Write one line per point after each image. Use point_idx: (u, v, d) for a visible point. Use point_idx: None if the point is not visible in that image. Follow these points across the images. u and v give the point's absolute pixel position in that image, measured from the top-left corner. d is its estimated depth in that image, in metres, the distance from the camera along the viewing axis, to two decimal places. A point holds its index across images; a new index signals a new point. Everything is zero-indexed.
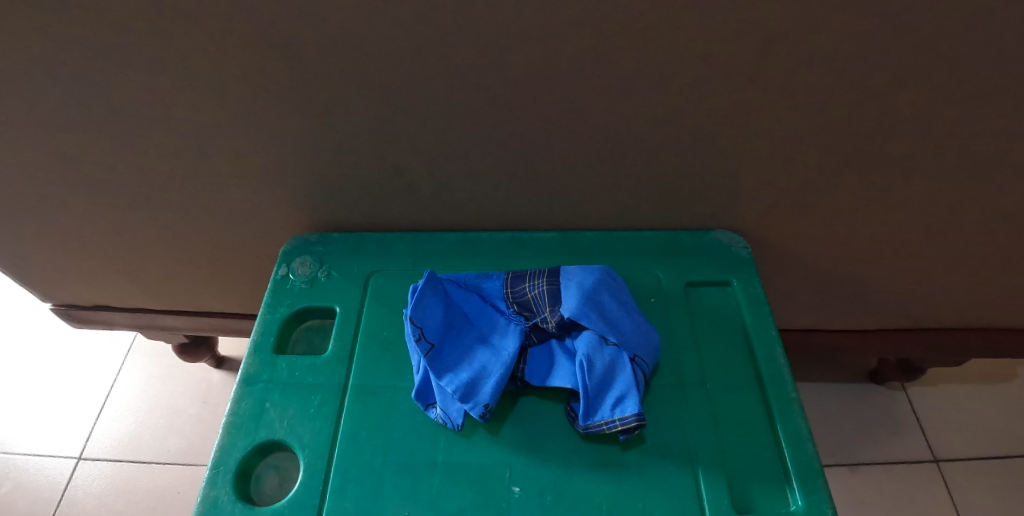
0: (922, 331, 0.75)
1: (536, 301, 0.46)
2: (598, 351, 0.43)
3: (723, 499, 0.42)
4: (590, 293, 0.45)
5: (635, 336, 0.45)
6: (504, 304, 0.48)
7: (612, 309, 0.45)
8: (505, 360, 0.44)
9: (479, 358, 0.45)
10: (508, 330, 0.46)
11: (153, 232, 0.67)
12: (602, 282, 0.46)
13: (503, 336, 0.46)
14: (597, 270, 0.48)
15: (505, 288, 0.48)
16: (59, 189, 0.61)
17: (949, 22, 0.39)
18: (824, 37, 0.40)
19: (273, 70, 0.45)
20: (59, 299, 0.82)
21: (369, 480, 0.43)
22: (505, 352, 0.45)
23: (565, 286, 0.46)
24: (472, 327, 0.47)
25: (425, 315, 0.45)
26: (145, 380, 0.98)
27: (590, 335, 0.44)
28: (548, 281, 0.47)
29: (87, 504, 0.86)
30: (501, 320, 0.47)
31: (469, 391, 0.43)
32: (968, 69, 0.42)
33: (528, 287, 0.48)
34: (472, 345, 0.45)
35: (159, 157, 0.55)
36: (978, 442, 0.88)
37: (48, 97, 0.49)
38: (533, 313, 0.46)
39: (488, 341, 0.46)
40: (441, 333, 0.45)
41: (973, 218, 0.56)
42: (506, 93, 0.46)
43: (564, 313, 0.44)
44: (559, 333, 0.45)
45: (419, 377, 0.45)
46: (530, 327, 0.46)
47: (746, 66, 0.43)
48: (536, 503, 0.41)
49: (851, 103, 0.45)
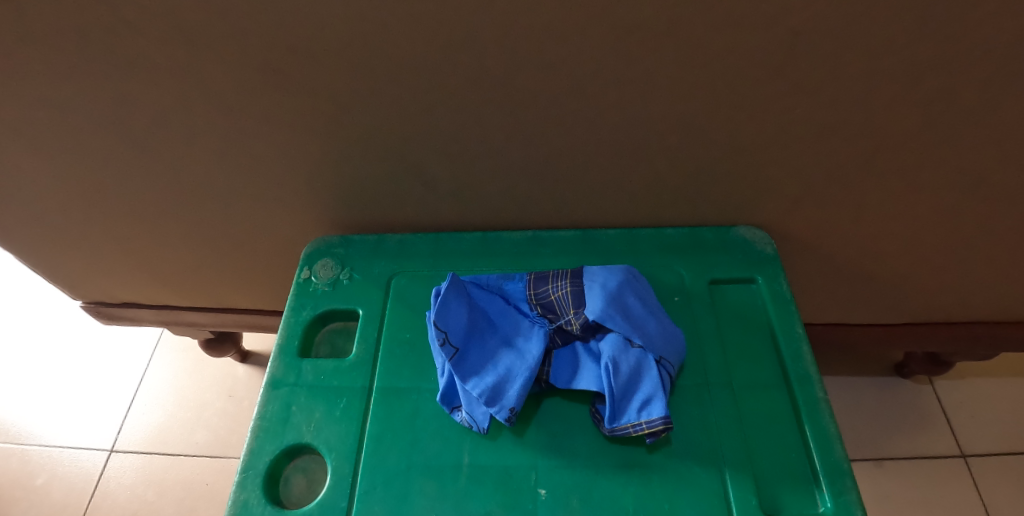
0: (950, 325, 0.74)
1: (559, 303, 0.46)
2: (623, 352, 0.43)
3: (751, 502, 0.41)
4: (614, 295, 0.45)
5: (662, 338, 0.44)
6: (527, 306, 0.48)
7: (636, 310, 0.45)
8: (529, 363, 0.44)
9: (503, 361, 0.45)
10: (532, 332, 0.46)
11: (177, 230, 0.68)
12: (627, 283, 0.46)
13: (527, 339, 0.46)
14: (621, 271, 0.47)
15: (528, 289, 0.48)
16: (85, 189, 0.62)
17: (987, 12, 0.37)
18: (860, 25, 0.39)
19: (293, 72, 0.45)
20: (89, 296, 0.84)
21: (396, 482, 0.43)
22: (529, 355, 0.44)
23: (589, 288, 0.46)
24: (496, 330, 0.47)
25: (448, 319, 0.45)
26: (172, 374, 1.00)
27: (614, 335, 0.44)
28: (571, 282, 0.47)
29: (119, 495, 0.89)
30: (524, 322, 0.47)
31: (494, 394, 0.43)
32: (1007, 61, 0.40)
33: (551, 288, 0.47)
34: (496, 348, 0.45)
35: (182, 157, 0.56)
36: (1007, 437, 0.86)
37: (75, 100, 0.50)
38: (556, 315, 0.46)
39: (512, 343, 0.46)
40: (465, 337, 0.45)
41: (1010, 210, 0.54)
42: (526, 91, 0.45)
43: (589, 315, 0.44)
44: (582, 334, 0.45)
45: (445, 380, 0.45)
46: (554, 329, 0.46)
47: (772, 61, 0.42)
48: (562, 506, 0.41)
49: (883, 94, 0.44)
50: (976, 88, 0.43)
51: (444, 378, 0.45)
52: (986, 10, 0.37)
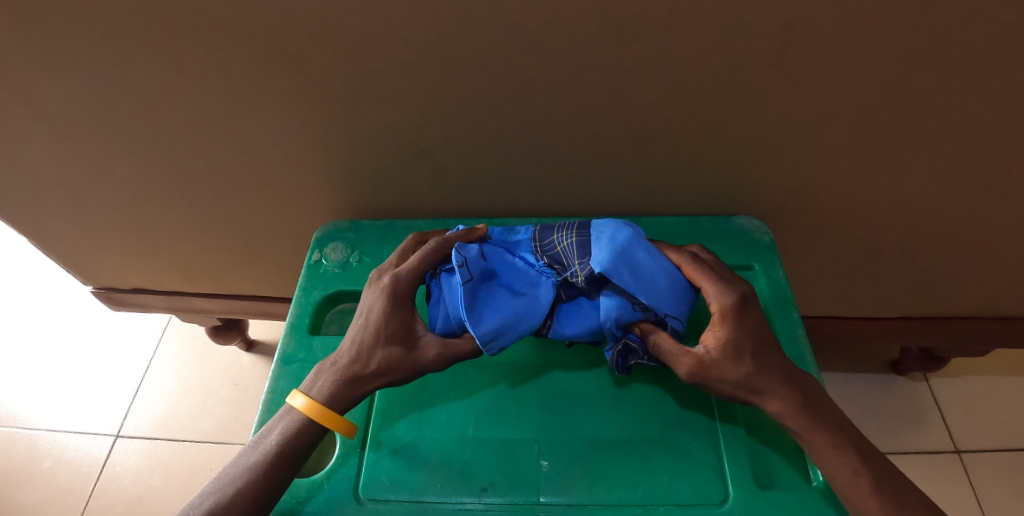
0: (945, 319, 0.75)
1: (565, 253, 0.45)
2: (621, 310, 0.43)
3: (746, 474, 0.41)
4: (622, 248, 0.43)
5: (670, 295, 0.43)
6: (533, 257, 0.47)
7: (645, 264, 0.43)
8: (536, 314, 0.43)
9: (510, 305, 0.44)
10: (539, 281, 0.45)
11: (188, 216, 0.69)
12: (634, 238, 0.45)
13: (535, 287, 0.45)
14: (628, 227, 0.46)
15: (533, 240, 0.47)
16: (98, 175, 0.63)
17: (968, 11, 0.39)
18: (863, 14, 0.40)
19: (304, 62, 0.47)
20: (100, 282, 0.85)
21: (404, 453, 0.43)
22: (537, 304, 0.44)
23: (596, 240, 0.44)
24: (498, 278, 0.45)
25: (464, 248, 0.44)
26: (178, 361, 1.02)
27: (616, 292, 0.43)
28: (577, 232, 0.45)
29: (124, 479, 0.90)
30: (530, 271, 0.46)
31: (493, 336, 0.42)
32: (988, 57, 0.42)
33: (557, 239, 0.46)
34: (503, 292, 0.44)
35: (195, 143, 0.57)
36: (1001, 434, 0.87)
37: (94, 87, 0.52)
38: (563, 265, 0.45)
39: (517, 290, 0.45)
40: (481, 271, 0.44)
41: (998, 206, 0.56)
42: (530, 81, 0.47)
43: (595, 267, 0.42)
44: (587, 288, 0.44)
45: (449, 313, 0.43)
46: (559, 282, 0.44)
47: (766, 55, 0.43)
48: (564, 477, 0.41)
49: (873, 89, 0.46)
50: (976, 77, 0.44)
51: (451, 308, 0.43)
52: (967, 9, 0.39)
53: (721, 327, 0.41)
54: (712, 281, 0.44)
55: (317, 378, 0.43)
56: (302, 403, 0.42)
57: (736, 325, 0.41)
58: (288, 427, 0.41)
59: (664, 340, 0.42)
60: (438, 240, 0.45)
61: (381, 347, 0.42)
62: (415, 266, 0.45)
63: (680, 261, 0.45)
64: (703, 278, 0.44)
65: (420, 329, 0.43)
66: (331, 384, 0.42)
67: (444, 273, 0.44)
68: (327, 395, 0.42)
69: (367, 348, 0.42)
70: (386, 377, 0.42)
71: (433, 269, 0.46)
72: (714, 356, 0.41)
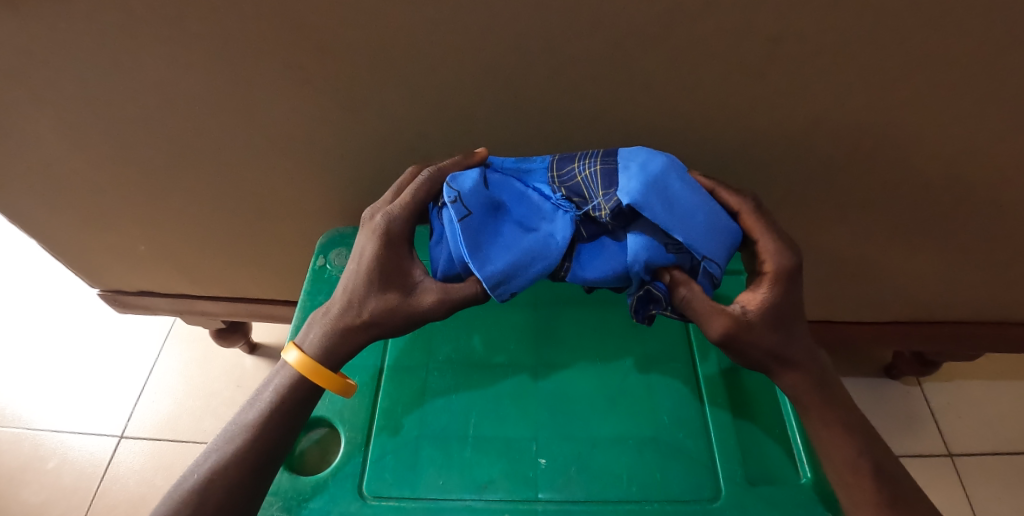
0: (935, 323, 0.77)
1: (586, 185, 0.41)
2: (650, 253, 0.38)
3: (737, 472, 0.43)
4: (654, 178, 0.39)
5: (706, 233, 0.39)
6: (550, 190, 0.43)
7: (679, 196, 0.39)
8: (551, 255, 0.41)
9: (523, 243, 0.41)
10: (556, 217, 0.42)
11: (195, 220, 0.71)
12: (668, 166, 0.40)
13: (551, 224, 0.42)
14: (663, 153, 0.41)
15: (550, 171, 0.43)
16: (108, 180, 0.65)
17: (948, 29, 0.41)
18: (853, 28, 0.41)
19: (312, 72, 0.49)
20: (107, 284, 0.87)
21: (406, 452, 0.44)
22: (552, 242, 0.41)
23: (625, 168, 0.39)
24: (509, 213, 0.42)
25: (460, 181, 0.42)
26: (182, 363, 1.03)
27: (645, 231, 0.39)
28: (601, 161, 0.41)
29: (128, 479, 0.92)
30: (546, 206, 0.43)
31: (500, 281, 0.40)
32: (969, 72, 0.44)
33: (577, 169, 0.42)
34: (515, 231, 0.42)
35: (204, 150, 0.59)
36: (993, 438, 0.89)
37: (106, 96, 0.53)
38: (584, 198, 0.41)
39: (533, 227, 0.42)
40: (480, 205, 0.41)
41: (984, 213, 0.58)
42: (530, 91, 0.48)
43: (622, 199, 0.38)
44: (611, 224, 0.40)
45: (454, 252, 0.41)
46: (581, 218, 0.41)
47: (758, 68, 0.45)
48: (561, 475, 0.43)
49: (860, 100, 0.47)
50: (962, 89, 0.45)
51: (453, 248, 0.41)
52: (947, 27, 0.41)
53: (767, 289, 0.40)
54: (771, 237, 0.41)
55: (309, 331, 0.44)
56: (295, 358, 0.43)
57: (783, 290, 0.40)
58: (281, 383, 0.43)
59: (696, 297, 0.39)
60: (433, 170, 0.44)
61: (373, 295, 0.43)
62: (407, 208, 0.43)
63: (740, 209, 0.42)
64: (763, 232, 0.41)
65: (416, 275, 0.43)
66: (326, 334, 0.43)
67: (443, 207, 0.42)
68: (319, 351, 0.43)
69: (359, 298, 0.43)
70: (377, 323, 0.43)
71: (438, 200, 0.43)
72: (752, 318, 0.40)
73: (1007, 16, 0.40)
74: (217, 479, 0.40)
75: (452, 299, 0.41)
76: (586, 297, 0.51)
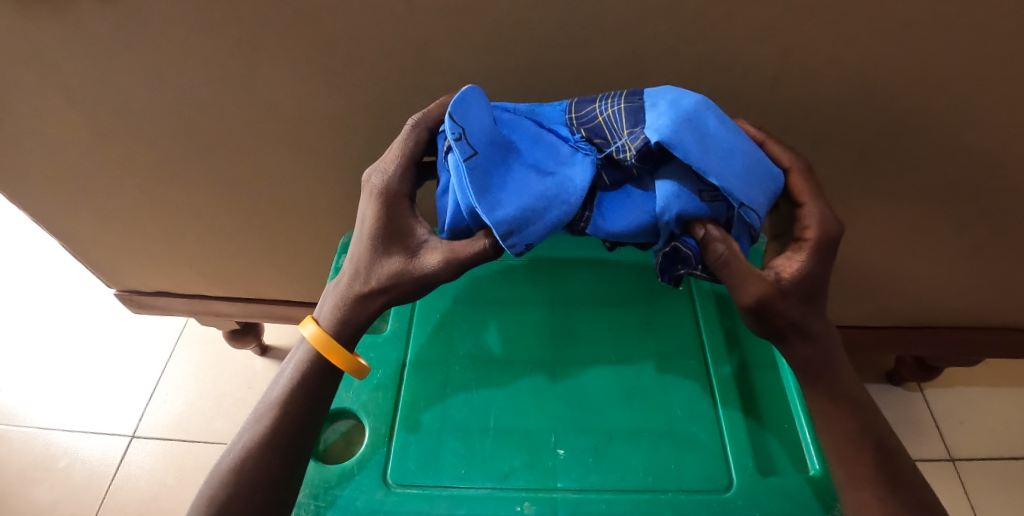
0: (937, 329, 0.79)
1: (609, 125, 0.38)
2: (679, 200, 0.37)
3: (749, 463, 0.44)
4: (685, 115, 0.36)
5: (741, 179, 0.37)
6: (567, 131, 0.41)
7: (711, 135, 0.36)
8: (568, 204, 0.37)
9: (536, 187, 0.38)
10: (575, 159, 0.39)
11: (216, 221, 0.73)
12: (702, 105, 0.37)
13: (568, 167, 0.39)
14: (693, 92, 0.38)
15: (568, 112, 0.41)
16: (134, 181, 0.67)
17: (942, 39, 0.44)
18: (853, 36, 0.44)
19: (341, 76, 0.51)
20: (124, 285, 0.89)
21: (429, 443, 0.45)
22: (570, 185, 0.38)
23: (653, 106, 0.37)
24: (521, 156, 0.39)
25: (466, 116, 0.38)
26: (193, 364, 1.04)
27: (675, 176, 0.37)
28: (625, 100, 0.38)
29: (140, 479, 0.93)
30: (564, 148, 0.40)
31: (514, 228, 0.37)
32: (963, 79, 0.47)
33: (599, 110, 0.39)
34: (527, 173, 0.38)
35: (230, 152, 0.61)
36: (994, 443, 0.90)
37: (140, 99, 0.56)
38: (606, 140, 0.38)
39: (546, 171, 0.39)
40: (486, 145, 0.38)
41: (983, 217, 0.60)
42: (548, 94, 0.51)
43: (651, 136, 0.35)
44: (638, 168, 0.38)
45: (465, 198, 0.39)
46: (603, 161, 0.39)
47: (765, 74, 0.48)
48: (580, 465, 0.44)
49: (861, 104, 0.50)
50: (958, 95, 0.48)
51: (461, 197, 0.39)
52: (942, 37, 0.44)
53: (803, 258, 0.40)
54: (820, 204, 0.40)
55: (322, 304, 0.46)
56: (311, 331, 0.44)
57: (820, 260, 0.40)
58: (302, 359, 0.45)
59: (733, 256, 0.38)
60: (419, 120, 0.43)
61: (381, 260, 0.43)
62: (403, 163, 0.43)
63: (794, 166, 0.41)
64: (811, 198, 0.40)
65: (419, 232, 0.43)
66: (339, 305, 0.45)
67: (449, 150, 0.38)
68: (332, 324, 0.45)
69: (366, 265, 0.44)
70: (387, 292, 0.44)
71: (445, 139, 0.40)
72: (786, 285, 0.39)
73: (997, 25, 0.42)
74: (249, 459, 0.42)
75: (459, 258, 0.41)
76: (599, 298, 0.53)
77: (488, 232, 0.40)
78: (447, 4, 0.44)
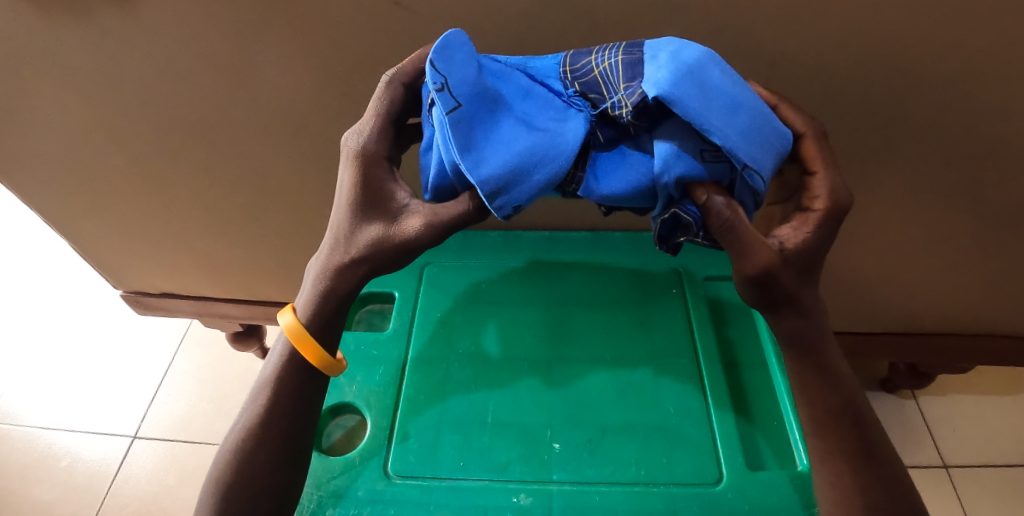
0: (927, 335, 0.80)
1: (606, 79, 0.37)
2: (678, 162, 0.35)
3: (738, 458, 0.45)
4: (688, 68, 0.34)
5: (744, 136, 0.35)
6: (560, 85, 0.40)
7: (714, 89, 0.34)
8: (557, 161, 0.36)
9: (522, 143, 0.36)
10: (568, 116, 0.38)
11: (222, 223, 0.74)
12: (704, 57, 0.35)
13: (560, 123, 0.37)
14: (697, 44, 0.36)
15: (562, 66, 0.40)
16: (143, 182, 0.69)
17: (923, 52, 0.46)
18: (838, 48, 0.46)
19: (346, 82, 0.53)
20: (130, 286, 0.90)
21: (429, 436, 0.47)
22: (559, 141, 0.37)
23: (653, 59, 0.35)
24: (510, 110, 0.38)
25: (449, 68, 0.36)
26: (196, 366, 1.05)
27: (674, 136, 0.35)
28: (624, 52, 0.37)
29: (141, 479, 0.94)
30: (556, 104, 0.39)
31: (496, 189, 0.36)
32: (945, 90, 0.48)
33: (595, 62, 0.38)
34: (514, 128, 0.37)
35: (238, 155, 0.63)
36: (987, 450, 0.91)
37: (153, 102, 0.58)
38: (602, 95, 0.37)
39: (533, 126, 0.37)
40: (469, 97, 0.36)
41: (969, 224, 0.61)
42: None
43: (648, 91, 0.33)
44: (634, 125, 0.36)
45: (449, 154, 0.38)
46: (597, 118, 0.37)
47: (755, 83, 0.49)
48: (576, 458, 0.45)
49: (848, 114, 0.52)
50: (940, 105, 0.50)
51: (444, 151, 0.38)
52: (922, 51, 0.46)
53: (808, 228, 0.40)
54: (831, 173, 0.40)
55: (305, 279, 0.45)
56: (288, 322, 0.44)
57: (826, 230, 0.40)
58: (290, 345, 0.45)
59: (738, 221, 0.36)
60: (398, 75, 0.42)
61: (363, 226, 0.42)
62: (380, 123, 0.42)
63: (807, 132, 0.40)
64: (823, 167, 0.40)
65: (399, 197, 0.42)
66: (320, 277, 0.44)
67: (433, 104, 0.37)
68: (308, 314, 0.44)
69: (348, 233, 0.42)
70: (368, 260, 0.42)
71: (430, 93, 0.39)
72: (788, 254, 0.40)
73: (974, 40, 0.44)
74: (250, 451, 0.42)
75: (441, 220, 0.40)
76: (595, 299, 0.55)
77: (471, 195, 0.39)
78: (449, 13, 0.46)
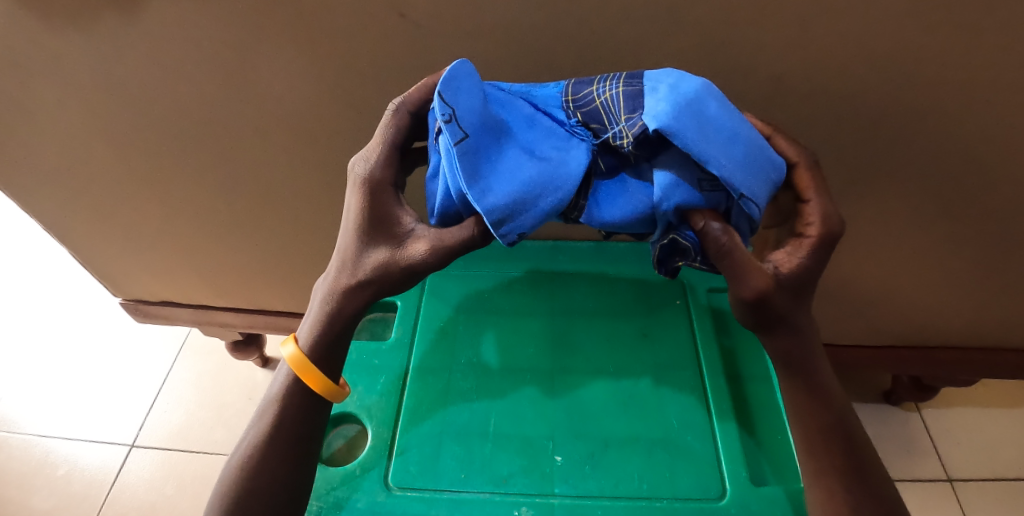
0: (931, 348, 0.80)
1: (607, 109, 0.37)
2: (677, 191, 0.35)
3: (742, 473, 0.45)
4: (686, 101, 0.34)
5: (743, 167, 0.35)
6: (562, 114, 0.40)
7: (713, 121, 0.34)
8: (560, 192, 0.36)
9: (527, 171, 0.36)
10: (571, 144, 0.38)
11: (224, 231, 0.74)
12: (703, 89, 0.35)
13: (563, 151, 0.37)
14: (697, 76, 0.36)
15: (564, 94, 0.40)
16: (145, 191, 0.69)
17: (925, 66, 0.46)
18: (841, 62, 0.46)
19: (349, 92, 0.53)
20: (130, 294, 0.90)
21: (430, 447, 0.46)
22: (562, 168, 0.36)
23: (654, 90, 0.35)
24: (514, 139, 0.38)
25: (455, 95, 0.36)
26: (196, 374, 1.05)
27: (673, 166, 0.35)
28: (625, 83, 0.37)
29: (138, 488, 0.93)
30: (559, 133, 0.39)
31: (502, 218, 0.36)
32: (948, 104, 0.48)
33: (597, 91, 0.38)
34: (519, 157, 0.37)
35: (241, 164, 0.63)
36: (992, 464, 0.90)
37: (156, 111, 0.58)
38: (602, 125, 0.37)
39: (538, 154, 0.37)
40: (476, 126, 0.36)
41: (973, 237, 0.61)
42: None
43: (649, 123, 0.33)
44: (635, 154, 0.36)
45: (455, 183, 0.37)
46: (598, 147, 0.38)
47: (758, 96, 0.49)
48: (578, 471, 0.45)
49: (852, 127, 0.51)
50: (943, 119, 0.50)
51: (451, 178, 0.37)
52: (925, 65, 0.46)
53: (801, 253, 0.40)
54: (824, 201, 0.40)
55: (309, 307, 0.45)
56: (291, 351, 0.44)
57: (820, 256, 0.40)
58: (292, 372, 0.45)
59: (736, 248, 0.36)
60: (404, 102, 0.41)
61: (369, 250, 0.42)
62: (386, 150, 0.42)
63: (799, 161, 0.40)
64: (816, 194, 0.40)
65: (405, 221, 0.42)
66: (325, 303, 0.43)
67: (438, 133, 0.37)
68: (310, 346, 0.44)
69: (353, 257, 0.42)
70: (373, 284, 0.42)
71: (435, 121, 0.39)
72: (783, 279, 0.40)
73: (977, 54, 0.44)
74: (249, 466, 0.42)
75: (447, 244, 0.40)
76: (598, 310, 0.55)
77: (476, 221, 0.39)
78: (453, 26, 0.46)
